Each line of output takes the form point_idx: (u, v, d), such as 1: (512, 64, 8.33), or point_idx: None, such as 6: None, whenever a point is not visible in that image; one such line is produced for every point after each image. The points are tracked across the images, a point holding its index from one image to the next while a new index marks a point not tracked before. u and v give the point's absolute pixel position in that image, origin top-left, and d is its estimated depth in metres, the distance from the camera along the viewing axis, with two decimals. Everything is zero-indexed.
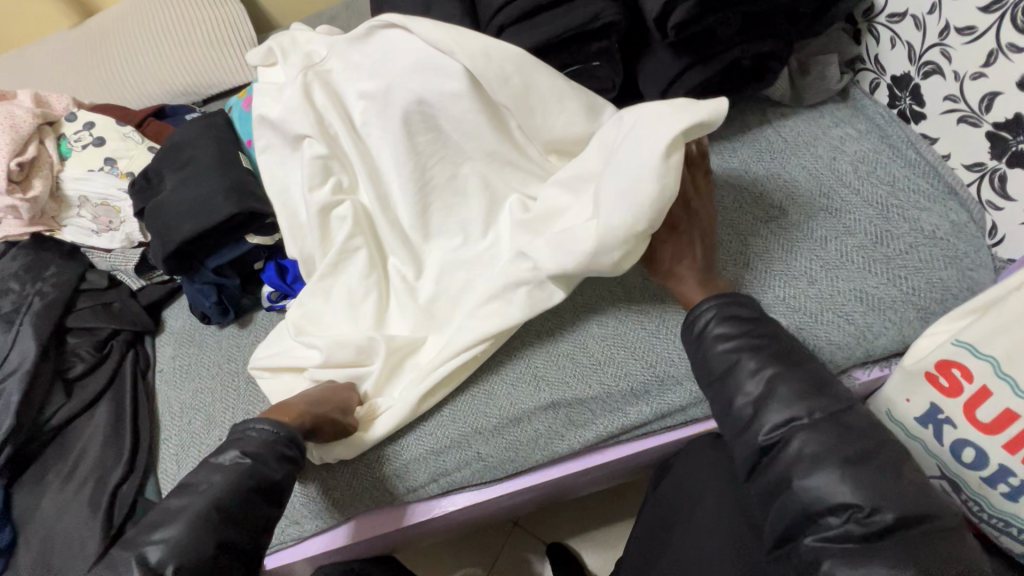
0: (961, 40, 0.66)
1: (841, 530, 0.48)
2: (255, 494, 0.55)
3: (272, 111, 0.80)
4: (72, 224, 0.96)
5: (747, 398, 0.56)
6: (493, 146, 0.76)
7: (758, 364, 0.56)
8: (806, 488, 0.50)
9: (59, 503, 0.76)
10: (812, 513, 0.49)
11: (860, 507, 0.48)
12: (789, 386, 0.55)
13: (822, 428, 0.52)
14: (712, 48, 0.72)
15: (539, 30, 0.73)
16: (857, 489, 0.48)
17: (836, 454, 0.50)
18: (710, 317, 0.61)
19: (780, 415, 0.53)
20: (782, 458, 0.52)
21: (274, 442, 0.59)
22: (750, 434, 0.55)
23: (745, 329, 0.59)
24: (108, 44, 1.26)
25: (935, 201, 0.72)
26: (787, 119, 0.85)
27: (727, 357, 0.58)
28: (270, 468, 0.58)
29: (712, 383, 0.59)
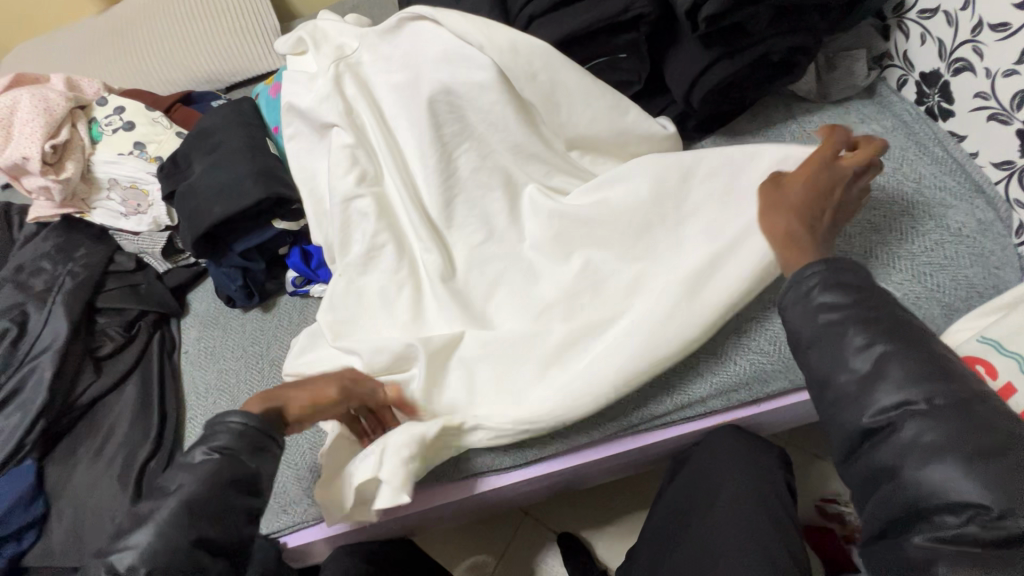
0: (994, 37, 0.66)
1: (961, 531, 0.45)
2: (231, 488, 0.55)
3: (302, 100, 0.81)
4: (102, 207, 0.98)
5: (852, 376, 0.51)
6: (519, 137, 0.77)
7: (867, 339, 0.51)
8: (920, 480, 0.47)
9: (90, 478, 0.79)
10: (924, 510, 0.47)
11: (987, 509, 0.44)
12: (903, 365, 0.50)
13: (947, 417, 0.47)
14: (741, 42, 0.72)
15: (569, 21, 0.73)
16: (985, 489, 0.44)
17: (958, 445, 0.46)
18: (815, 283, 0.55)
19: (892, 397, 0.49)
20: (889, 446, 0.49)
21: (246, 433, 0.58)
22: (851, 416, 0.51)
23: (856, 300, 0.53)
24: (136, 31, 1.27)
25: (961, 198, 0.72)
26: (811, 115, 0.85)
27: (830, 329, 0.53)
28: (242, 465, 0.56)
29: (812, 349, 0.54)
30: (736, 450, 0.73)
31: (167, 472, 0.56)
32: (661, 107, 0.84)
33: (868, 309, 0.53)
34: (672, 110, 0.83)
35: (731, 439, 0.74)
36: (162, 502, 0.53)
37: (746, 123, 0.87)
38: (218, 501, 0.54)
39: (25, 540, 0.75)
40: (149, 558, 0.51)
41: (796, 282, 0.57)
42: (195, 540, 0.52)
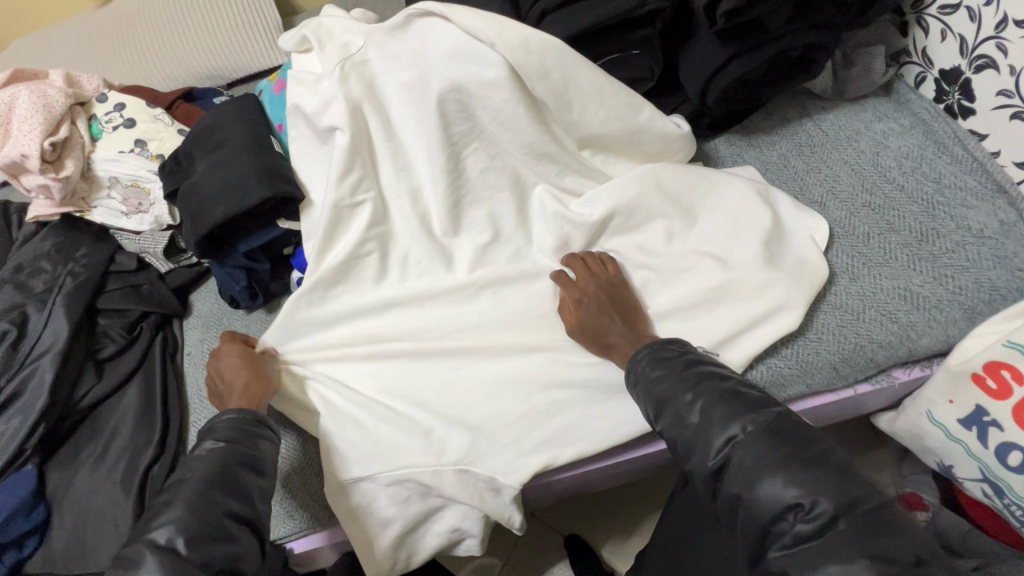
0: (1020, 34, 0.64)
1: (794, 533, 0.46)
2: (241, 471, 0.57)
3: (309, 101, 0.79)
4: (102, 206, 0.95)
5: (692, 427, 0.54)
6: (530, 136, 0.75)
7: (692, 395, 0.55)
8: (756, 499, 0.48)
9: (92, 482, 0.77)
10: (765, 524, 0.47)
11: (801, 504, 0.46)
12: (720, 405, 0.53)
13: (755, 439, 0.50)
14: (757, 38, 0.70)
15: (582, 17, 0.71)
16: (800, 487, 0.46)
17: (772, 457, 0.48)
18: (644, 359, 0.60)
19: (719, 437, 0.52)
20: (731, 477, 0.50)
21: (252, 425, 0.62)
22: (699, 461, 0.52)
23: (672, 369, 0.58)
24: (137, 25, 1.25)
25: (982, 199, 0.71)
26: (826, 113, 0.83)
27: (665, 392, 0.57)
28: (254, 452, 0.60)
29: (660, 418, 0.57)
30: None
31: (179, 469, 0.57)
32: (673, 106, 0.82)
33: (680, 371, 0.58)
34: (685, 108, 0.82)
35: None
36: (180, 486, 0.54)
37: (759, 121, 0.85)
38: (232, 479, 0.56)
39: (27, 546, 0.74)
40: (183, 531, 0.51)
41: (633, 367, 0.61)
42: (226, 514, 0.54)
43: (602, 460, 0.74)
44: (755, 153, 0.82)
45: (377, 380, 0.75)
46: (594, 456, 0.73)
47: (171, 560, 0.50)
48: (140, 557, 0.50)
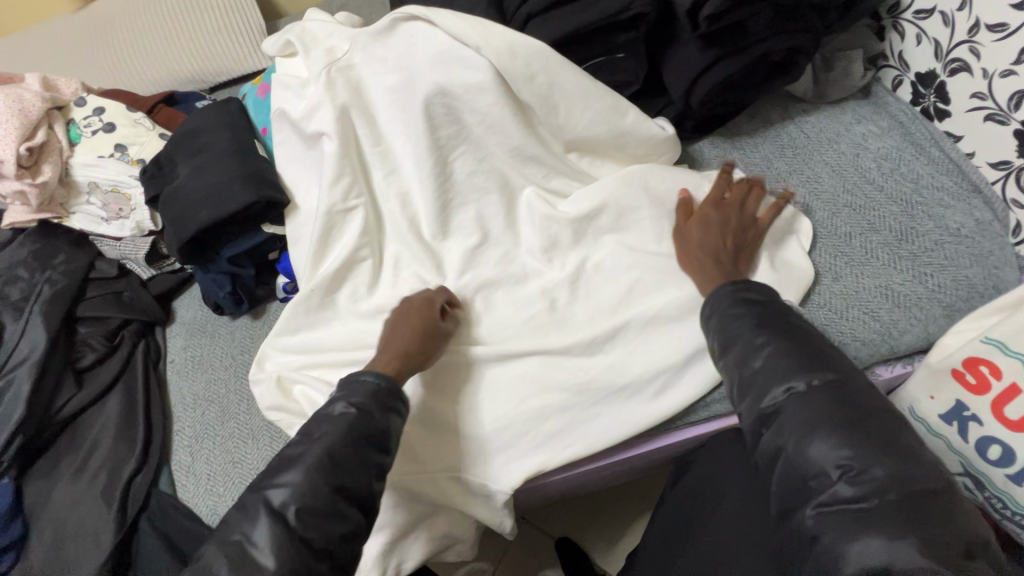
0: (992, 38, 0.66)
1: (833, 492, 0.46)
2: (368, 445, 0.54)
3: (294, 107, 0.79)
4: (82, 212, 0.93)
5: (753, 371, 0.53)
6: (517, 139, 0.76)
7: (763, 338, 0.54)
8: (803, 452, 0.48)
9: (71, 494, 0.75)
10: (805, 478, 0.48)
11: (850, 466, 0.46)
12: (790, 357, 0.52)
13: (818, 395, 0.49)
14: (740, 41, 0.71)
15: (566, 21, 0.72)
16: (853, 450, 0.46)
17: (829, 418, 0.48)
18: (717, 300, 0.60)
19: (780, 386, 0.51)
20: (777, 427, 0.50)
21: (379, 393, 0.57)
22: (752, 402, 0.52)
23: (753, 314, 0.56)
24: (116, 29, 1.23)
25: (959, 199, 0.72)
26: (808, 115, 0.85)
27: (733, 330, 0.57)
28: (378, 422, 0.56)
29: (722, 357, 0.57)
30: (735, 452, 0.72)
31: (308, 420, 0.56)
32: (658, 109, 0.83)
33: (767, 319, 0.56)
34: (669, 111, 0.82)
35: (728, 442, 0.73)
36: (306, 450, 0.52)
37: (742, 123, 0.86)
38: (357, 455, 0.53)
39: (4, 561, 0.72)
40: (297, 497, 0.50)
41: (707, 307, 0.61)
42: (337, 493, 0.51)
43: (594, 461, 0.73)
44: (738, 155, 0.83)
45: None
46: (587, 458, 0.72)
47: (282, 522, 0.49)
48: (255, 512, 0.50)
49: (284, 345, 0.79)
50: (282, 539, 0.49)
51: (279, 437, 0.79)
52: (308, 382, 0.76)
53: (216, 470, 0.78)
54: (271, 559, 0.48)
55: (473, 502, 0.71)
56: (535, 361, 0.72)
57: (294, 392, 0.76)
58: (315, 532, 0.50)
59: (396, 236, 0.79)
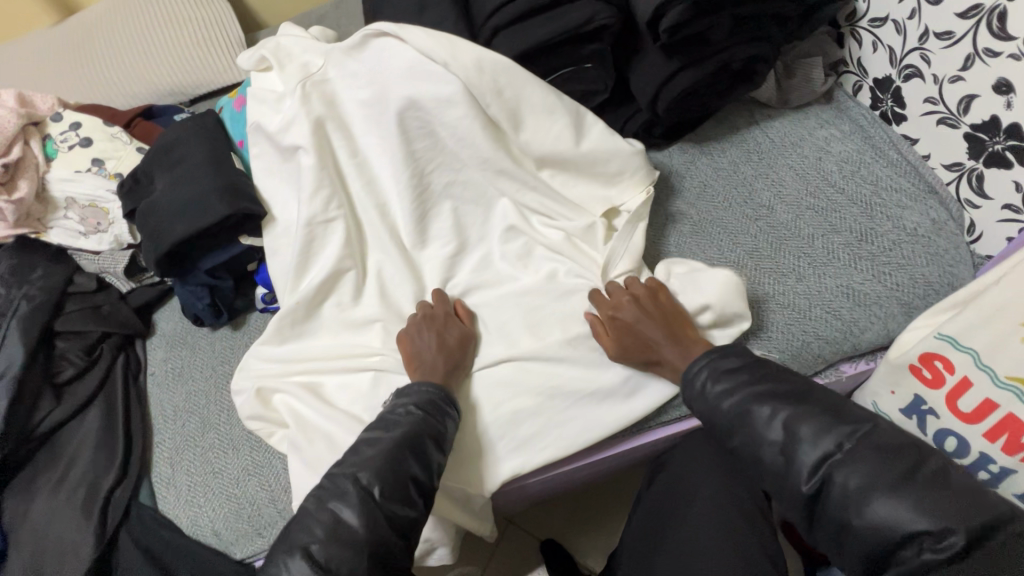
0: (940, 45, 0.68)
1: (919, 561, 0.47)
2: (426, 441, 0.61)
3: (270, 121, 0.81)
4: (59, 226, 0.95)
5: (776, 446, 0.54)
6: (490, 149, 0.77)
7: (772, 409, 0.55)
8: (872, 527, 0.49)
9: (51, 510, 0.75)
10: (886, 551, 0.49)
11: (930, 533, 0.47)
12: (809, 422, 0.53)
13: (858, 458, 0.50)
14: (701, 51, 0.73)
15: (533, 33, 0.74)
16: (921, 512, 0.47)
17: (882, 481, 0.49)
18: (705, 376, 0.60)
19: (814, 455, 0.52)
20: (835, 501, 0.51)
21: (437, 399, 0.65)
22: (793, 484, 0.53)
23: (744, 380, 0.58)
24: (93, 42, 1.23)
25: (916, 199, 0.75)
26: (773, 120, 0.87)
27: (736, 408, 0.57)
28: (438, 422, 0.63)
29: (733, 437, 0.57)
30: (708, 452, 0.75)
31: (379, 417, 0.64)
32: (627, 116, 0.86)
33: (756, 381, 0.58)
34: (638, 118, 0.85)
35: (703, 441, 0.76)
36: (381, 439, 0.59)
37: (710, 129, 0.88)
38: (422, 448, 0.60)
39: None
40: (379, 478, 0.57)
41: (689, 383, 0.62)
42: (410, 479, 0.58)
43: (570, 462, 0.75)
44: (706, 159, 0.86)
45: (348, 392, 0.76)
46: (565, 460, 0.74)
47: (368, 500, 0.55)
48: (343, 490, 0.56)
49: (267, 356, 0.80)
50: (366, 509, 0.55)
51: (259, 447, 0.79)
52: (290, 391, 0.77)
53: (197, 480, 0.79)
54: (361, 526, 0.54)
55: (452, 507, 0.71)
56: (510, 367, 0.74)
57: (275, 402, 0.77)
58: (396, 510, 0.56)
59: (375, 246, 0.81)
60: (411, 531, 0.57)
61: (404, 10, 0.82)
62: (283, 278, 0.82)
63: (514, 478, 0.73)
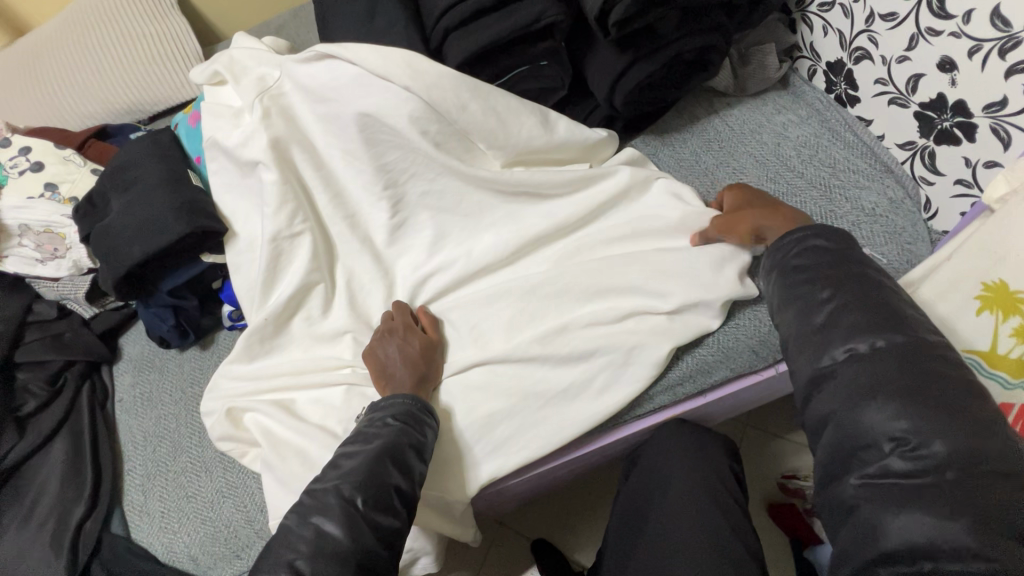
0: (885, 26, 0.69)
1: (884, 464, 0.45)
2: (410, 452, 0.61)
3: (224, 136, 0.79)
4: (14, 255, 0.92)
5: (815, 327, 0.52)
6: (449, 153, 0.77)
7: (829, 294, 0.52)
8: (857, 421, 0.47)
9: (20, 545, 0.73)
10: (854, 448, 0.47)
11: (906, 440, 0.44)
12: (860, 316, 0.50)
13: (882, 358, 0.47)
14: (653, 42, 0.74)
15: (484, 33, 0.73)
16: (912, 423, 0.44)
17: (888, 386, 0.46)
18: (791, 243, 0.58)
19: (841, 347, 0.50)
20: (831, 391, 0.49)
21: (414, 408, 0.65)
22: (810, 359, 0.51)
23: (817, 262, 0.55)
24: (41, 61, 1.19)
25: (873, 179, 0.76)
26: (731, 109, 0.88)
27: (796, 284, 0.55)
28: (416, 433, 0.63)
29: (782, 310, 0.55)
30: (680, 441, 0.76)
31: (356, 431, 0.63)
32: (587, 112, 0.86)
33: (829, 267, 0.54)
34: (597, 114, 0.85)
35: (673, 432, 0.77)
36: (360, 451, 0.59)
37: (671, 120, 0.89)
38: (403, 456, 0.59)
39: None
40: (361, 489, 0.56)
41: (772, 249, 0.59)
42: (392, 488, 0.57)
43: (548, 461, 0.74)
44: (668, 152, 0.86)
45: (321, 406, 0.75)
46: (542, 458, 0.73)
47: (351, 509, 0.54)
48: (325, 504, 0.55)
49: (236, 374, 0.78)
50: (348, 518, 0.54)
51: (232, 467, 0.78)
52: (260, 410, 0.76)
53: (170, 506, 0.77)
54: (340, 539, 0.53)
55: (431, 515, 0.71)
56: (483, 370, 0.74)
57: (245, 422, 0.76)
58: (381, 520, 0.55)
59: (343, 258, 0.80)
60: (395, 541, 0.56)
61: (355, 18, 0.81)
62: (249, 295, 0.80)
63: (492, 481, 0.72)
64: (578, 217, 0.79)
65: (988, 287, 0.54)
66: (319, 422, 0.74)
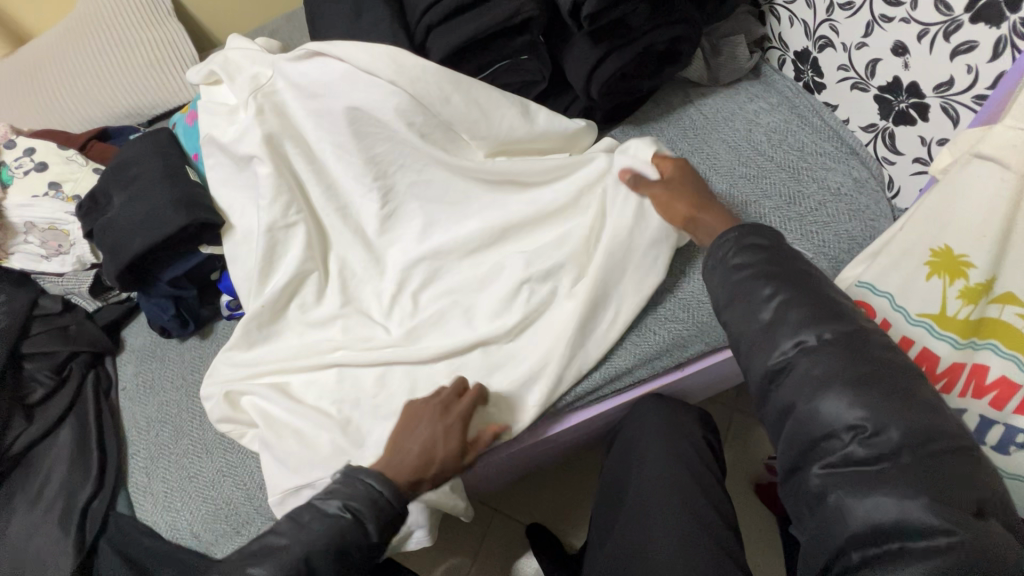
0: (844, 15, 0.73)
1: (844, 453, 0.47)
2: (344, 558, 0.56)
3: (220, 132, 0.83)
4: (21, 251, 0.96)
5: (761, 326, 0.53)
6: (436, 143, 0.81)
7: (772, 291, 0.53)
8: (814, 414, 0.48)
9: (31, 525, 0.77)
10: (815, 439, 0.48)
11: (863, 428, 0.46)
12: (803, 310, 0.51)
13: (832, 347, 0.49)
14: (626, 35, 0.78)
15: (465, 29, 0.78)
16: (866, 410, 0.46)
17: (843, 374, 0.47)
18: (728, 247, 0.57)
19: (790, 340, 0.51)
20: (787, 384, 0.50)
21: (378, 504, 0.59)
22: (760, 359, 0.52)
23: (762, 258, 0.55)
24: (43, 67, 1.23)
25: (839, 160, 0.79)
26: (705, 98, 0.91)
27: (742, 284, 0.55)
28: (365, 531, 0.57)
29: (729, 307, 0.56)
30: (659, 415, 0.80)
31: (301, 505, 0.59)
32: (567, 104, 0.90)
33: (769, 263, 0.55)
34: (577, 105, 0.89)
35: (654, 406, 0.81)
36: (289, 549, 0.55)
37: (649, 110, 0.93)
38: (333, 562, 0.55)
39: None
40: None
41: (712, 251, 0.59)
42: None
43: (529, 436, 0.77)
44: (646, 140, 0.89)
45: (314, 390, 0.78)
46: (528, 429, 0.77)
47: None
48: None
49: (236, 360, 0.81)
50: None
51: (233, 448, 0.81)
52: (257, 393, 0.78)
53: (174, 486, 0.80)
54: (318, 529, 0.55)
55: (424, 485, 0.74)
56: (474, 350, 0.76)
57: (243, 404, 0.79)
58: None
59: (336, 247, 0.83)
60: None
61: (344, 18, 0.86)
62: (247, 284, 0.83)
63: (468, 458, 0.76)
64: (560, 202, 0.82)
65: (936, 252, 0.57)
66: (314, 403, 0.77)
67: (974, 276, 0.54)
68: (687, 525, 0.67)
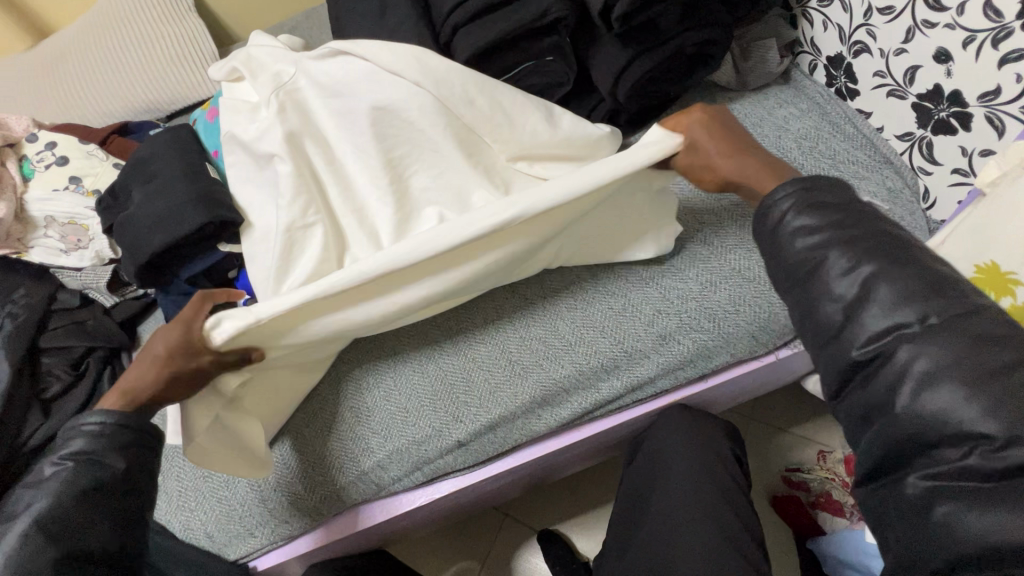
0: (883, 20, 0.71)
1: (962, 465, 0.43)
2: (95, 498, 0.53)
3: (242, 129, 0.82)
4: (41, 245, 0.95)
5: (839, 305, 0.49)
6: (459, 144, 0.79)
7: (853, 260, 0.49)
8: (914, 412, 0.44)
9: None
10: (924, 446, 0.44)
11: (992, 439, 0.41)
12: (892, 284, 0.47)
13: (935, 333, 0.44)
14: (655, 37, 0.76)
15: (491, 29, 0.77)
16: (991, 415, 0.41)
17: (959, 367, 0.43)
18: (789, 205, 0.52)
19: (881, 321, 0.47)
20: (877, 379, 0.47)
21: (103, 437, 0.55)
22: (842, 345, 0.48)
23: (832, 221, 0.50)
24: (65, 61, 1.23)
25: (873, 170, 0.77)
26: (733, 102, 0.89)
27: (811, 252, 0.51)
28: (106, 465, 0.54)
29: (791, 290, 0.52)
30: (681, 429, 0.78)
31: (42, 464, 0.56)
32: (591, 107, 0.88)
33: (849, 227, 0.50)
34: (602, 108, 0.87)
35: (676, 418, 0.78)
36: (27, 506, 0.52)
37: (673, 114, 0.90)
38: (69, 511, 0.52)
39: None
40: None
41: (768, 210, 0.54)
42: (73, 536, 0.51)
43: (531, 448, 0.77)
44: None
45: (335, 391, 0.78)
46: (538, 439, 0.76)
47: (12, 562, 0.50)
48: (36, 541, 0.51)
49: None
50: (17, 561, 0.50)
51: None
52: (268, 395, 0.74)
53: (188, 485, 0.78)
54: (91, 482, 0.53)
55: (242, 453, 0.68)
56: None
57: None
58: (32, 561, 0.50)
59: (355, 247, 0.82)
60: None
61: (367, 18, 0.85)
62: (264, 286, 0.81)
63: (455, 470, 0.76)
64: None
65: (982, 269, 0.57)
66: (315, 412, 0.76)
67: (1021, 295, 0.54)
68: (719, 544, 0.66)
